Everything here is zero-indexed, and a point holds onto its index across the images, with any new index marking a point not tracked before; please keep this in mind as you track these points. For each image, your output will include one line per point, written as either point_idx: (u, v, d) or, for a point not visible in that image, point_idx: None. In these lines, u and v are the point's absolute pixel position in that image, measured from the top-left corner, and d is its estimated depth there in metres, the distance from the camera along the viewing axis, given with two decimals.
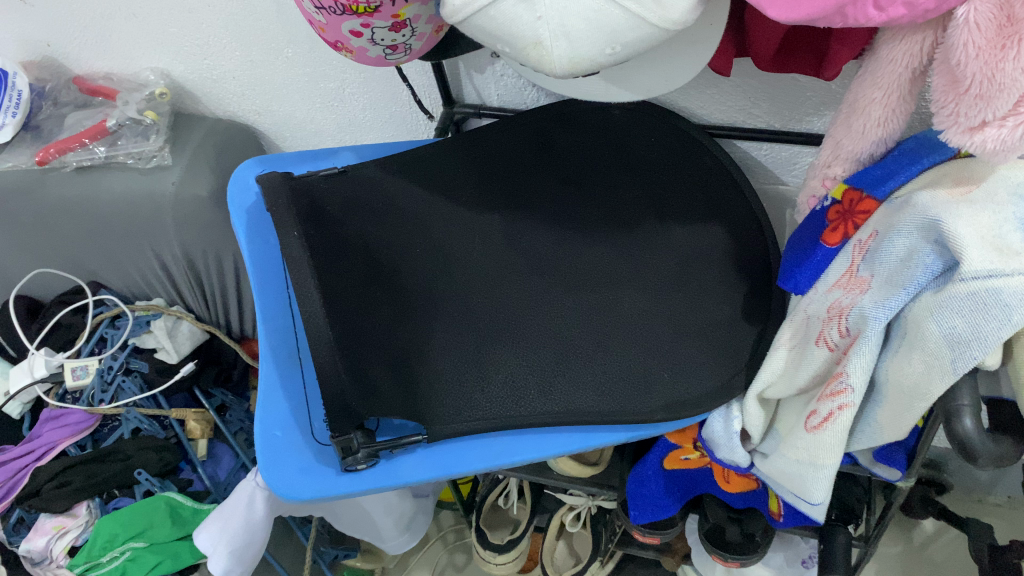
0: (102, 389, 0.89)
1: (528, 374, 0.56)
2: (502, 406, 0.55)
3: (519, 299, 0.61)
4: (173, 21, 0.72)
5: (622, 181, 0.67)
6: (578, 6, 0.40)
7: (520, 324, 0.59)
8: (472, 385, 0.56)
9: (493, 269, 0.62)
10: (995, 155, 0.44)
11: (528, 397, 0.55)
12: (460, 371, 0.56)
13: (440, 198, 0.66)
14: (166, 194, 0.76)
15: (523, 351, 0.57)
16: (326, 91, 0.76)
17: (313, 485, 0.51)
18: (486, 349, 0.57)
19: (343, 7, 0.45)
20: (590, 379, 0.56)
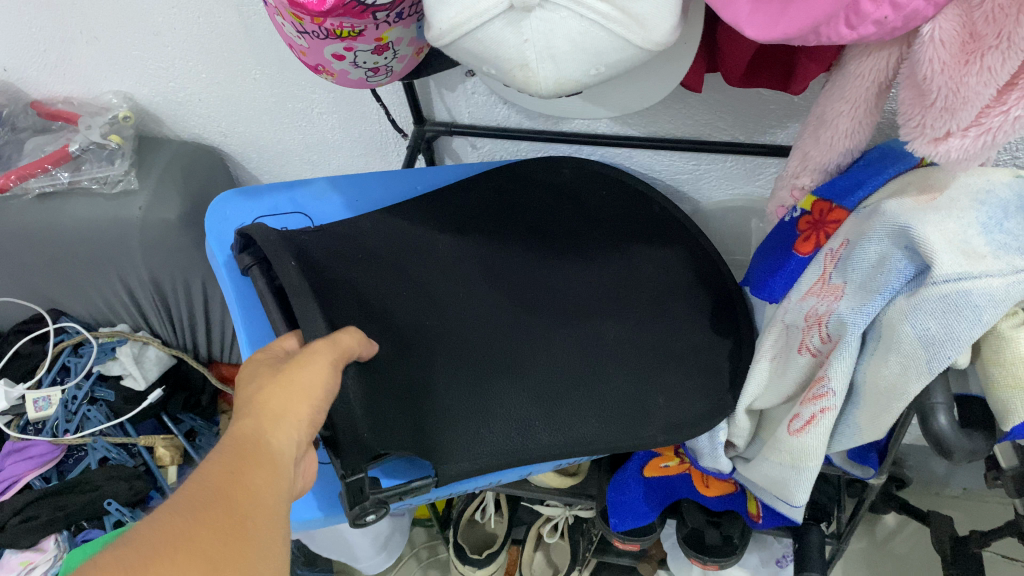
0: (67, 419, 0.87)
1: (532, 410, 0.55)
2: (513, 442, 0.53)
3: (511, 330, 0.60)
4: (138, 44, 0.71)
5: (584, 228, 0.70)
6: (563, 29, 0.41)
7: (520, 357, 0.58)
8: (479, 422, 0.54)
9: (474, 288, 0.63)
10: (957, 162, 0.46)
11: (538, 434, 0.53)
12: (465, 408, 0.54)
13: (417, 226, 0.67)
14: (133, 218, 0.76)
15: (525, 383, 0.56)
16: (294, 111, 0.76)
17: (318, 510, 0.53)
18: (488, 380, 0.56)
19: (328, 33, 0.46)
20: (591, 407, 0.55)
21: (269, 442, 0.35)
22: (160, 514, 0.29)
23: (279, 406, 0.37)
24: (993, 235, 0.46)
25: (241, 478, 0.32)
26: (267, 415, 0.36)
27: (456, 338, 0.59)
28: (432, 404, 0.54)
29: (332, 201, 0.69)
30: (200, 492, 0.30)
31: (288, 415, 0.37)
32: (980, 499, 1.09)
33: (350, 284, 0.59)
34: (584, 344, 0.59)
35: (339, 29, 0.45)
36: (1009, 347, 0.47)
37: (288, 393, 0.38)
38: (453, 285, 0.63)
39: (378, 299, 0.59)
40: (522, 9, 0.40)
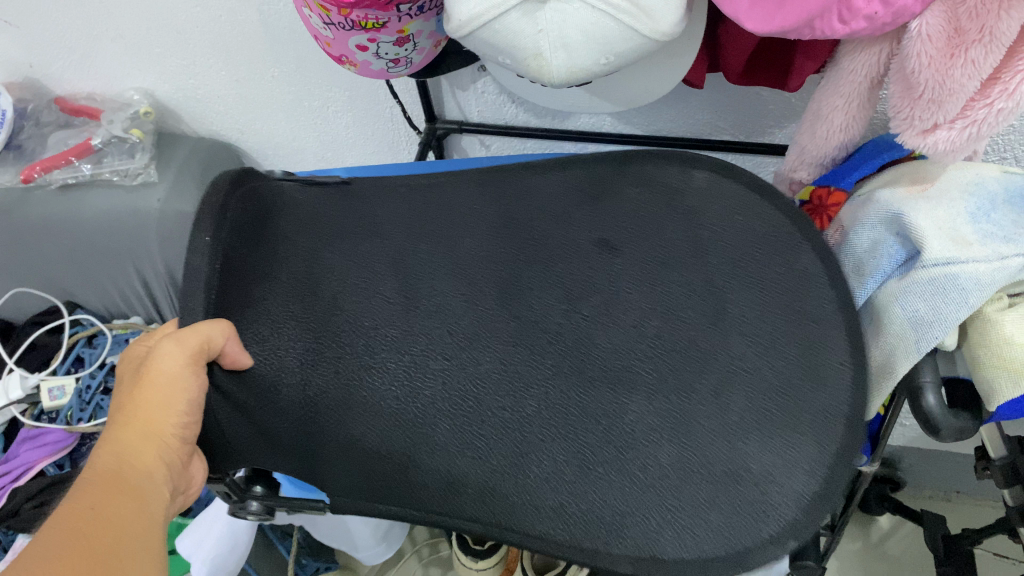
0: (80, 408, 0.88)
1: (478, 471, 0.39)
2: (435, 493, 0.39)
3: (488, 381, 0.41)
4: (161, 42, 0.74)
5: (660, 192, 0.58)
6: (576, 19, 0.44)
7: (486, 410, 0.40)
8: (395, 462, 0.40)
9: (462, 315, 0.43)
10: (946, 153, 0.49)
11: (468, 489, 0.39)
12: (384, 450, 0.40)
13: (399, 231, 0.48)
14: (151, 210, 0.80)
15: (474, 436, 0.39)
16: (310, 109, 0.79)
17: None
18: (423, 430, 0.40)
19: (354, 24, 0.48)
20: (563, 476, 0.37)
21: (122, 482, 0.37)
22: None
23: (127, 447, 0.38)
24: (981, 224, 0.49)
25: (87, 535, 0.34)
26: (118, 453, 0.38)
27: (402, 388, 0.41)
28: (347, 436, 0.40)
29: None
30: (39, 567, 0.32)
31: (133, 457, 0.38)
32: (972, 502, 1.11)
33: (299, 281, 0.44)
34: (599, 392, 0.40)
35: (364, 20, 0.48)
36: (994, 328, 0.50)
37: (133, 434, 0.38)
38: (434, 318, 0.43)
39: (317, 314, 0.42)
40: None
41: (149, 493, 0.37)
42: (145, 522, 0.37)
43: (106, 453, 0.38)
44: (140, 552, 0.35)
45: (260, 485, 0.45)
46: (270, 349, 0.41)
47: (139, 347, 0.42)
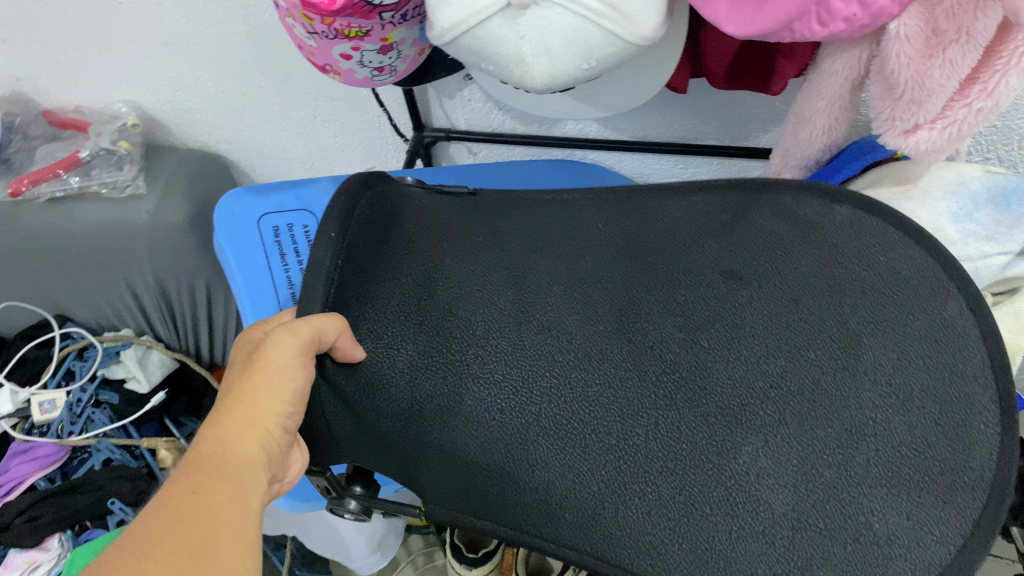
0: (72, 420, 0.90)
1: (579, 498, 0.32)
2: (529, 514, 0.33)
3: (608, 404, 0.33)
4: (148, 54, 0.74)
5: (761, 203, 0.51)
6: (557, 25, 0.44)
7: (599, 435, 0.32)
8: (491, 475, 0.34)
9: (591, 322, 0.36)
10: (927, 154, 0.50)
11: (563, 518, 0.32)
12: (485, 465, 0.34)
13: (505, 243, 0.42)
14: (141, 222, 0.80)
15: (578, 457, 0.32)
16: (298, 119, 0.79)
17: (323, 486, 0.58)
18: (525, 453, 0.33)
19: (338, 32, 0.49)
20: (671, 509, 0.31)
21: (225, 467, 0.32)
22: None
23: (231, 435, 0.34)
24: (964, 225, 0.51)
25: (203, 520, 0.29)
26: (221, 438, 0.34)
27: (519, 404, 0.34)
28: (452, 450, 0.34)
29: None
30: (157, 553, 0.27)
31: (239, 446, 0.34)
32: None
33: (415, 285, 0.38)
34: (715, 428, 0.32)
35: (347, 28, 0.48)
36: None
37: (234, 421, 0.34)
38: (547, 333, 0.36)
39: (430, 321, 0.36)
40: (519, 7, 0.43)
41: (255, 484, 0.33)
42: (254, 511, 0.31)
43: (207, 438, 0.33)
44: (253, 542, 0.30)
45: (361, 485, 0.41)
46: (383, 356, 0.35)
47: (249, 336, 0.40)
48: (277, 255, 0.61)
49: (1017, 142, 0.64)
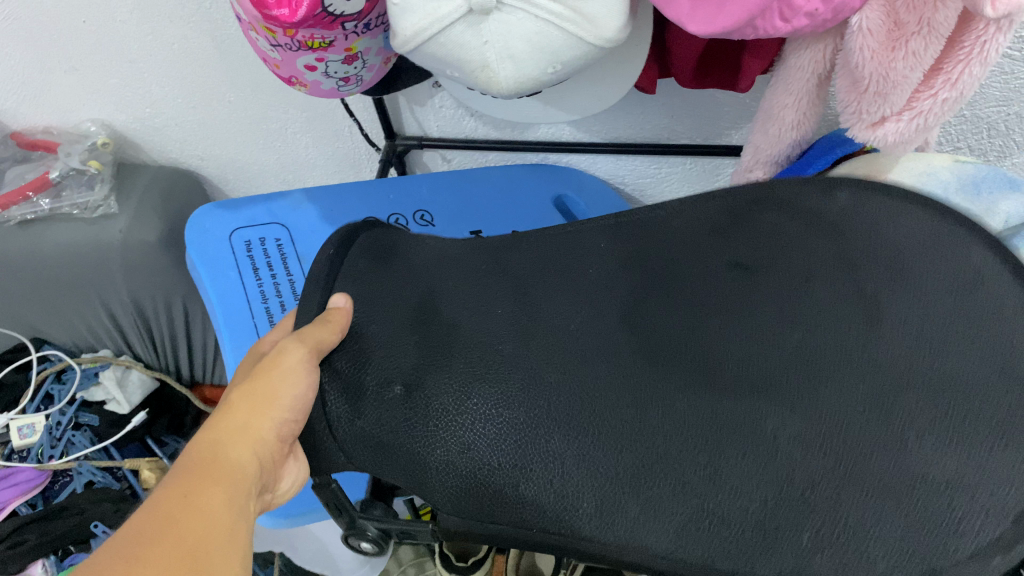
0: (52, 444, 0.89)
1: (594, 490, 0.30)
2: (545, 514, 0.30)
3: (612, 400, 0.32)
4: (115, 72, 0.73)
5: None
6: (520, 30, 0.44)
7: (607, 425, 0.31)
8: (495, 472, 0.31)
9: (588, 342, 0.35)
10: (895, 145, 0.50)
11: (582, 506, 0.30)
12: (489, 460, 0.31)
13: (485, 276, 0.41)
14: (114, 242, 0.79)
15: (593, 450, 0.30)
16: (269, 132, 0.79)
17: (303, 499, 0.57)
18: (539, 441, 0.31)
19: (301, 44, 0.48)
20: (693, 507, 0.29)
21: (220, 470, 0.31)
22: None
23: (228, 441, 0.33)
24: None
25: (196, 525, 0.28)
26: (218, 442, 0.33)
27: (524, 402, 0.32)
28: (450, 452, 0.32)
29: (308, 211, 0.65)
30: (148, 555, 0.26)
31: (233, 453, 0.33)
32: None
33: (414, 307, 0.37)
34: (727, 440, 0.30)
35: (310, 39, 0.48)
36: None
37: (233, 429, 0.34)
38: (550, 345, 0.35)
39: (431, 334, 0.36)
40: (481, 12, 0.43)
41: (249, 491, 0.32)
42: (246, 518, 0.30)
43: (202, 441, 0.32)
44: (245, 550, 0.29)
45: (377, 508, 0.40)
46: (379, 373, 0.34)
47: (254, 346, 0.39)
48: (249, 270, 0.61)
49: (985, 130, 0.65)
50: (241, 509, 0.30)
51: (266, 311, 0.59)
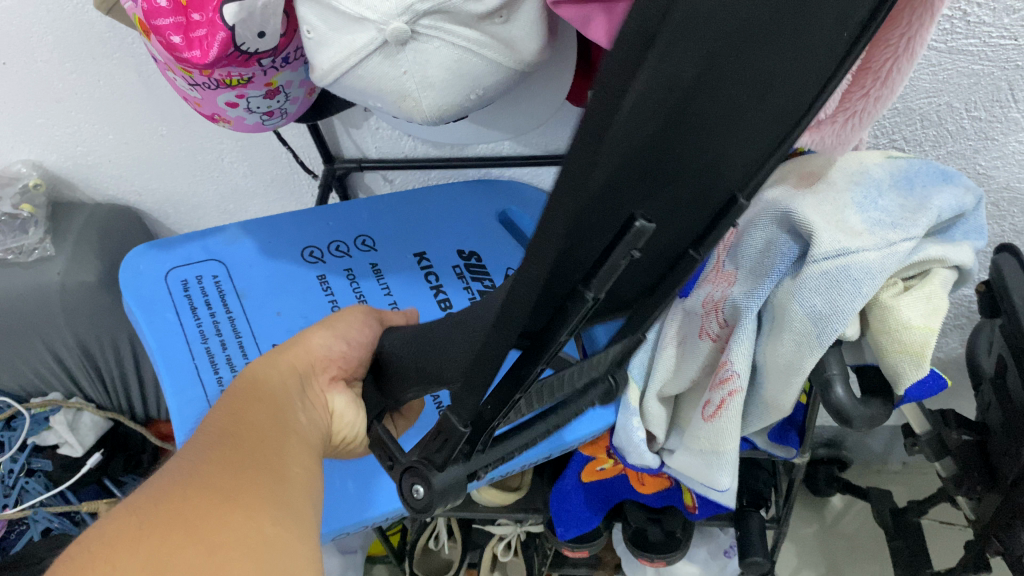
0: (5, 493, 0.87)
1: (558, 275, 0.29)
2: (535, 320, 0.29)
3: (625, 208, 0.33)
4: (40, 112, 0.71)
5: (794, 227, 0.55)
6: (438, 58, 0.44)
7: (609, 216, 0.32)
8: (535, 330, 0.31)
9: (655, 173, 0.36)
10: (827, 149, 0.49)
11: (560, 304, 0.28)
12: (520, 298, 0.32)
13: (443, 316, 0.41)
14: (53, 284, 0.77)
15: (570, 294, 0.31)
16: (205, 163, 0.78)
17: (343, 515, 0.57)
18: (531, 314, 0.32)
19: (218, 82, 0.47)
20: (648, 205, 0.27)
21: (265, 390, 0.40)
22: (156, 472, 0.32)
23: (272, 369, 0.42)
24: (868, 212, 0.51)
25: (251, 418, 0.36)
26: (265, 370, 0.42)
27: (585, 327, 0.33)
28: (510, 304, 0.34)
29: (245, 245, 0.65)
30: (205, 448, 0.33)
31: (278, 377, 0.42)
32: (918, 471, 1.13)
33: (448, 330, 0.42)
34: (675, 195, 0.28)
35: (228, 77, 0.47)
36: (892, 314, 0.50)
37: (279, 362, 0.44)
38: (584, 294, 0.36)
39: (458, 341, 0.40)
40: (397, 44, 0.43)
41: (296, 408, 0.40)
42: (292, 421, 0.39)
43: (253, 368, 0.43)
44: (299, 445, 0.37)
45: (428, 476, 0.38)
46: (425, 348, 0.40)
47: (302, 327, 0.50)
48: (187, 310, 0.60)
49: (919, 122, 0.65)
50: (290, 420, 0.38)
51: (207, 351, 0.58)
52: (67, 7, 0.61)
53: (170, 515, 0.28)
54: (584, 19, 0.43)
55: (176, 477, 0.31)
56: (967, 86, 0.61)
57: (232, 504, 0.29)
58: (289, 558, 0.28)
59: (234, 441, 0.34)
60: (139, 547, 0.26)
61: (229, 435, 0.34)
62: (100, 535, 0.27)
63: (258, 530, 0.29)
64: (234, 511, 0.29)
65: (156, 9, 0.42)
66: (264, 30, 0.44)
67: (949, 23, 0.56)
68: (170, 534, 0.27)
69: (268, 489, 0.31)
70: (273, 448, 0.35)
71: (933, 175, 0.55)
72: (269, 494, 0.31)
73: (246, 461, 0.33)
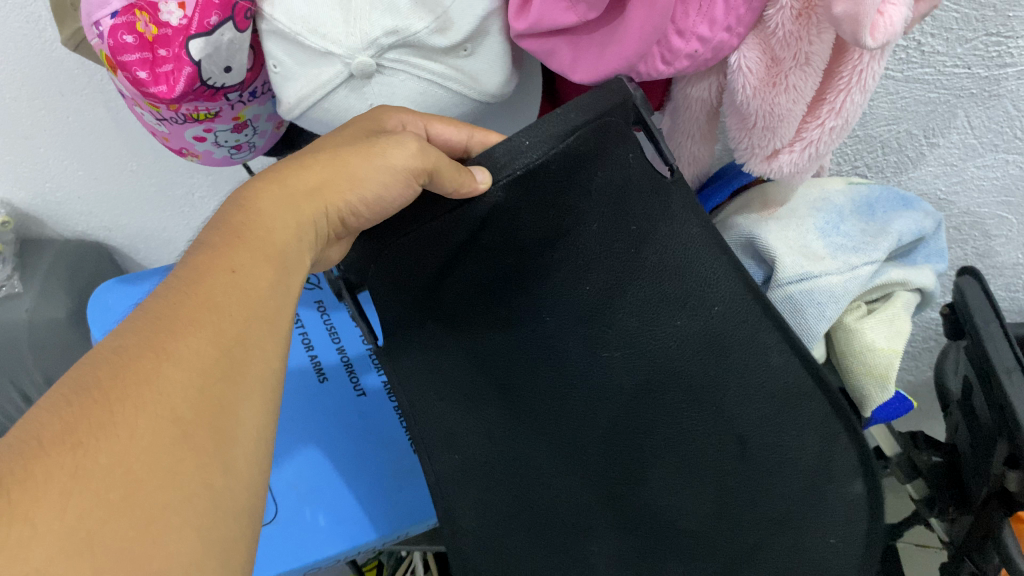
0: None
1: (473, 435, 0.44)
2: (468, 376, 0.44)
3: (564, 303, 0.40)
4: (9, 148, 0.71)
5: None
6: (404, 91, 0.45)
7: (520, 395, 0.43)
8: (422, 413, 0.46)
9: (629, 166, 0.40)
10: (793, 176, 0.50)
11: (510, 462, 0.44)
12: (460, 383, 0.44)
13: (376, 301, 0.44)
14: (20, 321, 0.76)
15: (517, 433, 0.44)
16: (176, 198, 0.79)
17: (305, 550, 0.57)
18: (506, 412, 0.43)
19: (186, 116, 0.48)
20: (493, 518, 0.46)
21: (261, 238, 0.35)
22: (108, 364, 0.28)
23: (278, 219, 0.36)
24: (831, 238, 0.52)
25: (237, 299, 0.32)
26: (271, 207, 0.37)
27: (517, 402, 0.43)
28: (478, 313, 0.41)
29: None
30: (166, 343, 0.29)
31: (281, 240, 0.36)
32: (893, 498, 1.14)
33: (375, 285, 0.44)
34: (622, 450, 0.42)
35: (196, 112, 0.47)
36: (856, 338, 0.51)
37: (296, 210, 0.37)
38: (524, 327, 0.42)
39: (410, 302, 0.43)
40: (362, 77, 0.44)
41: (283, 275, 0.35)
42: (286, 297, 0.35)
43: (258, 211, 0.36)
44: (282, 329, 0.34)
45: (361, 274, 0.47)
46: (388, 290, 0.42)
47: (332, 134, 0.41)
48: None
49: (880, 149, 0.66)
50: (271, 293, 0.34)
51: None
52: (37, 44, 0.61)
53: (109, 464, 0.25)
54: (548, 52, 0.45)
55: (128, 390, 0.27)
56: (925, 114, 0.62)
57: (179, 451, 0.27)
58: (227, 524, 0.28)
59: (206, 333, 0.30)
60: (66, 510, 0.24)
61: (196, 327, 0.30)
62: (26, 472, 0.25)
63: (203, 490, 0.27)
64: (185, 462, 0.27)
65: (122, 46, 0.42)
66: (230, 65, 0.44)
67: (904, 52, 0.57)
68: (103, 497, 0.25)
69: (227, 420, 0.29)
70: (243, 348, 0.31)
71: (894, 202, 0.56)
72: (229, 424, 0.29)
73: (210, 372, 0.29)
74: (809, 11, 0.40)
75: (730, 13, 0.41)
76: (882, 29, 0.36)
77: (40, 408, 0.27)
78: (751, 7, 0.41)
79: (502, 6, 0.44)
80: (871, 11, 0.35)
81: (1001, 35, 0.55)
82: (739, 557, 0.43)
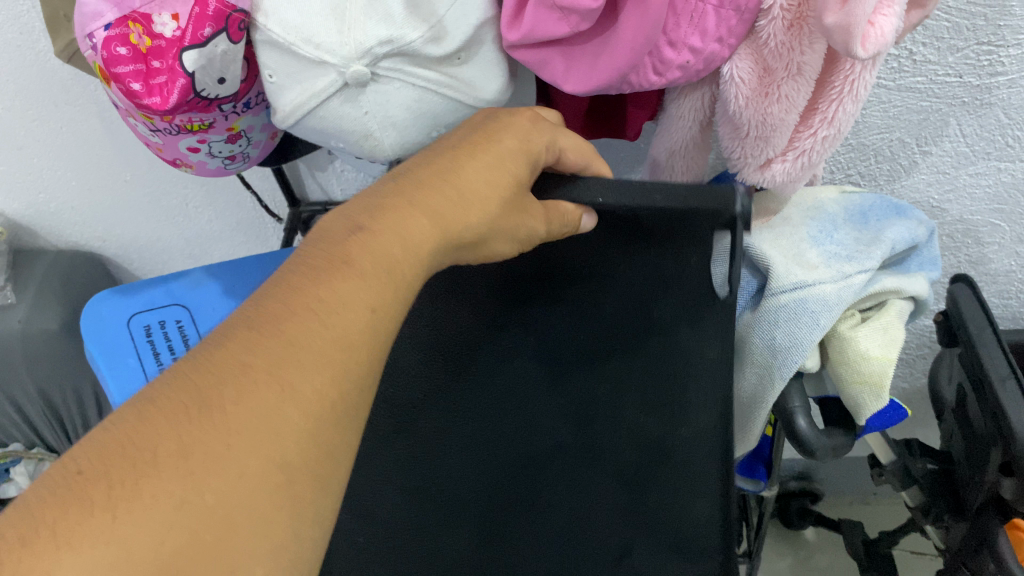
0: None
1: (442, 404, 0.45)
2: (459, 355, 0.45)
3: (557, 341, 0.45)
4: (4, 159, 0.71)
5: None
6: (400, 98, 0.45)
7: (485, 392, 0.46)
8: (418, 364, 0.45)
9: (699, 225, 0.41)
10: (785, 185, 0.50)
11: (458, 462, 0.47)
12: (452, 352, 0.45)
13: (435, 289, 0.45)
14: (13, 332, 0.76)
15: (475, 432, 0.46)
16: (170, 208, 0.78)
17: None
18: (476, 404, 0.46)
19: (179, 128, 0.47)
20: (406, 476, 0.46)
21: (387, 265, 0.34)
22: (234, 381, 0.28)
23: (412, 245, 0.35)
24: (825, 247, 0.52)
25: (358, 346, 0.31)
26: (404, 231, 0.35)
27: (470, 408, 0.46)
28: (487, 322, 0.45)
29: (209, 288, 0.64)
30: (293, 377, 0.29)
31: (414, 271, 0.35)
32: (888, 504, 1.14)
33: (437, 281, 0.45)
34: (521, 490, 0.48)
35: (189, 123, 0.47)
36: (850, 346, 0.51)
37: (434, 241, 0.36)
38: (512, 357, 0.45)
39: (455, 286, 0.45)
40: (357, 86, 0.43)
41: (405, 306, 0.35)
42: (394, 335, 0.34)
43: (411, 237, 0.35)
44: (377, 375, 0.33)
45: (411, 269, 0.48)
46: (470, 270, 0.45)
47: (493, 135, 0.40)
48: (149, 355, 0.61)
49: (873, 157, 0.66)
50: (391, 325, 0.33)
51: None
52: (31, 54, 0.61)
53: (214, 504, 0.26)
54: (540, 63, 0.44)
55: (246, 423, 0.27)
56: (916, 123, 0.62)
57: (273, 496, 0.27)
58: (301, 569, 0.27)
59: (326, 372, 0.30)
60: (135, 545, 0.24)
61: (328, 363, 0.30)
62: (131, 489, 0.25)
63: (291, 540, 0.27)
64: (275, 505, 0.27)
65: (115, 57, 0.42)
66: (224, 76, 0.44)
67: (896, 62, 0.57)
68: (198, 535, 0.25)
69: (320, 463, 0.29)
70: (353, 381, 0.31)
71: (886, 210, 0.56)
72: (325, 465, 0.29)
73: (326, 416, 0.29)
74: (801, 22, 0.40)
75: (721, 24, 0.42)
76: (874, 40, 0.36)
77: (155, 407, 0.27)
78: (743, 19, 0.41)
79: (493, 16, 0.45)
80: (861, 22, 0.35)
81: (992, 44, 0.55)
82: (561, 563, 0.49)
